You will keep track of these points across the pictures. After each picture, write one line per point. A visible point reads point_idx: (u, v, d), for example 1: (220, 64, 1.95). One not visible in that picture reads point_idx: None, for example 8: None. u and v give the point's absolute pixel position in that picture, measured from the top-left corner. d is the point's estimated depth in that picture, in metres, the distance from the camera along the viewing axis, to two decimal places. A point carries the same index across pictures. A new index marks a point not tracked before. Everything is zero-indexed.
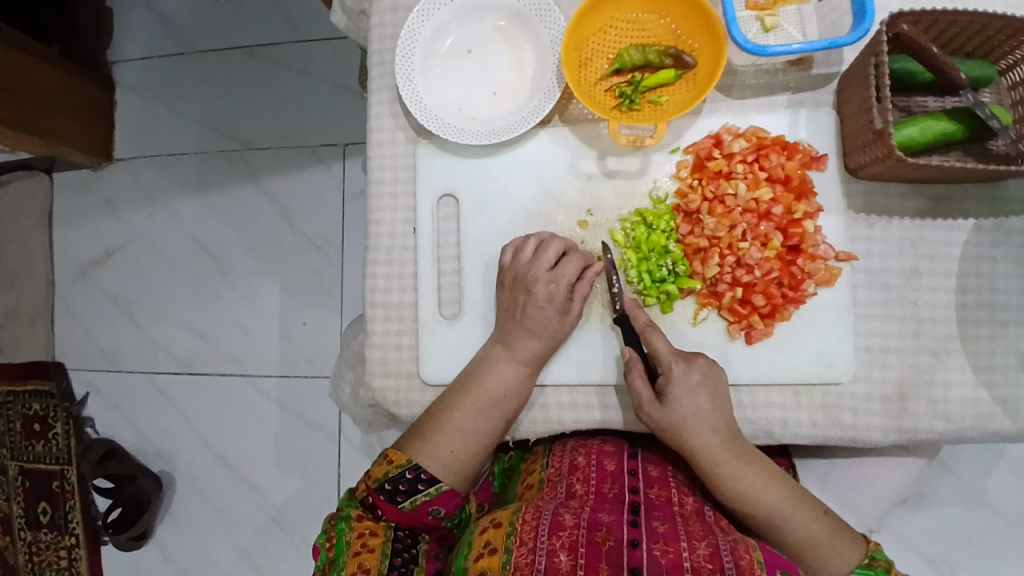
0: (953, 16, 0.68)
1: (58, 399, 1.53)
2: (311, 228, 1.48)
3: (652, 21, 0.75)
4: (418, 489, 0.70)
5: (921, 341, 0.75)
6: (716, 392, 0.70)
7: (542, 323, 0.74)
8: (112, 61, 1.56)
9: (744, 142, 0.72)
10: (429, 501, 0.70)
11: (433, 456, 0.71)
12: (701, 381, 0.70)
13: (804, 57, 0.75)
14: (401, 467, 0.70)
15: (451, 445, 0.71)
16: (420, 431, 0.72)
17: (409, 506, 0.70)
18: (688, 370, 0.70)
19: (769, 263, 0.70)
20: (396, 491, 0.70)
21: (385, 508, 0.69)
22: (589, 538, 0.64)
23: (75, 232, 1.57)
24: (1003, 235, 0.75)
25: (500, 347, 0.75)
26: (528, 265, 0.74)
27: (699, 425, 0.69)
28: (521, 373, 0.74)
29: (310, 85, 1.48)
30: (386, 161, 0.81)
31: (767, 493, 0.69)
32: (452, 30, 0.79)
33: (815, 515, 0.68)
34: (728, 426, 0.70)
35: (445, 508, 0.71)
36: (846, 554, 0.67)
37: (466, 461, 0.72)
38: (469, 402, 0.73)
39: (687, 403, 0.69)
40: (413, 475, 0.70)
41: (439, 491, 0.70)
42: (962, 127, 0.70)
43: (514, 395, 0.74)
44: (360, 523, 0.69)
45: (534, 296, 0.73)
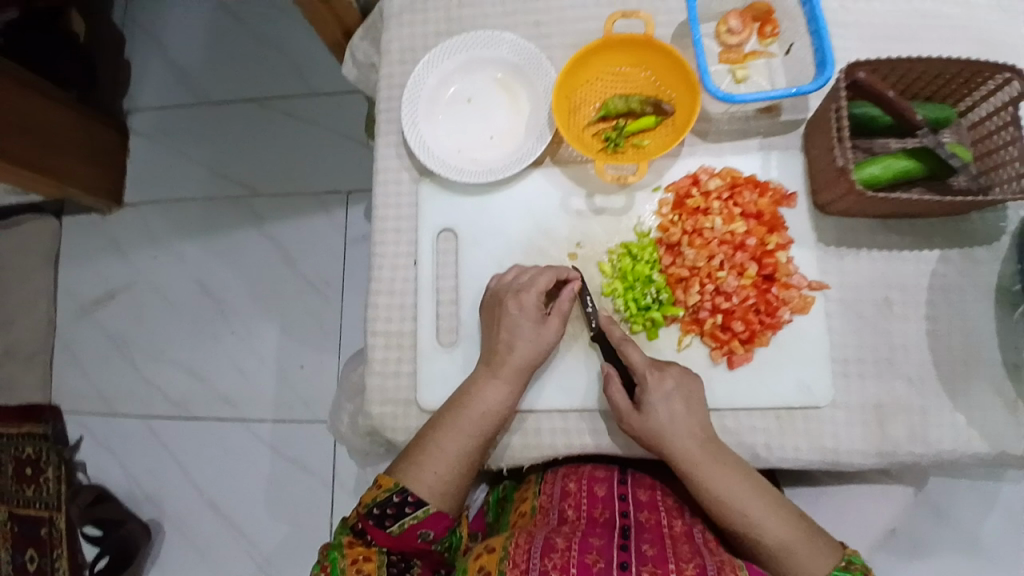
0: (908, 64, 0.76)
1: (51, 441, 1.54)
2: (314, 270, 1.53)
3: (635, 74, 0.83)
4: (406, 513, 0.73)
5: (897, 368, 0.79)
6: (692, 401, 0.74)
7: (523, 341, 0.76)
8: (129, 111, 1.65)
9: (719, 180, 0.79)
10: (416, 523, 0.73)
11: (420, 480, 0.73)
12: (677, 391, 0.73)
13: (774, 105, 0.83)
14: (389, 490, 0.73)
15: (436, 467, 0.74)
16: (409, 454, 0.76)
17: (397, 530, 0.73)
18: (663, 379, 0.73)
19: (745, 290, 0.75)
20: (384, 515, 0.73)
21: (375, 533, 0.73)
22: (579, 560, 0.66)
23: (81, 274, 1.61)
24: (971, 267, 0.80)
25: (484, 367, 0.78)
26: (506, 285, 0.79)
27: (676, 432, 0.72)
28: (506, 391, 0.76)
29: (318, 135, 1.57)
30: (389, 198, 0.87)
31: (745, 500, 0.70)
32: (454, 81, 0.86)
33: (791, 520, 0.71)
34: (705, 434, 0.73)
35: (434, 530, 0.74)
36: (820, 561, 0.69)
37: (451, 483, 0.75)
38: (455, 425, 0.75)
39: (662, 411, 0.72)
40: (400, 498, 0.73)
41: (427, 514, 0.73)
42: (922, 165, 0.77)
43: (497, 414, 0.76)
44: (353, 549, 0.72)
45: (508, 319, 0.77)
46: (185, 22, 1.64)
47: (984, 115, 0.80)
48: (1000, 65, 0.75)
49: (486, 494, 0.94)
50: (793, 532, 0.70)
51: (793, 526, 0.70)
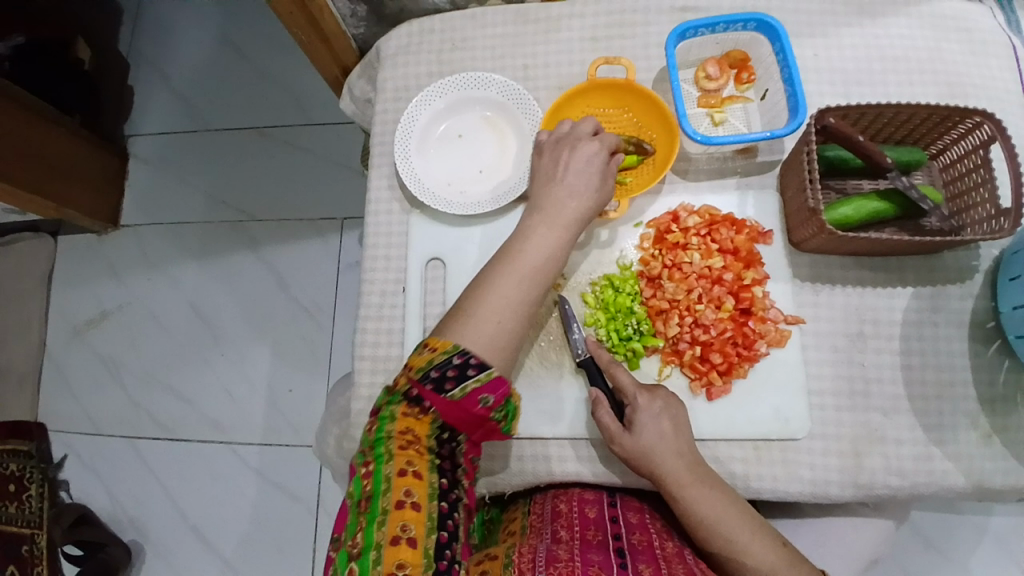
0: (877, 110, 0.81)
1: (36, 460, 1.52)
2: (307, 294, 1.55)
3: (618, 115, 0.87)
4: (468, 375, 0.63)
5: (870, 401, 0.81)
6: (679, 422, 0.75)
7: (580, 185, 0.77)
8: (129, 136, 1.68)
9: (698, 218, 0.82)
10: (479, 388, 0.63)
11: (480, 330, 0.66)
12: (666, 410, 0.75)
13: (750, 146, 0.87)
14: (448, 352, 0.64)
15: (499, 315, 0.68)
16: (461, 312, 0.68)
17: (458, 395, 0.63)
18: (650, 400, 0.75)
19: (722, 323, 0.78)
20: (445, 377, 0.63)
21: (433, 399, 0.62)
22: (583, 570, 0.67)
23: (75, 294, 1.63)
24: (942, 302, 0.84)
25: (539, 215, 0.76)
26: (567, 133, 0.80)
27: (665, 450, 0.73)
28: (560, 240, 0.75)
29: (315, 163, 1.61)
30: (381, 227, 0.90)
31: (730, 522, 0.71)
32: (446, 118, 0.90)
33: (776, 545, 0.70)
34: (692, 454, 0.74)
35: (494, 396, 0.64)
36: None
37: (510, 336, 0.68)
38: (513, 272, 0.71)
39: (651, 429, 0.74)
40: (461, 360, 0.63)
41: (489, 377, 0.63)
42: (894, 207, 0.81)
43: (552, 259, 0.74)
44: (405, 420, 0.62)
45: (571, 161, 0.78)
46: (189, 52, 1.70)
47: (956, 155, 0.84)
48: (970, 111, 0.78)
49: None
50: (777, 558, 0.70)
51: (777, 551, 0.70)
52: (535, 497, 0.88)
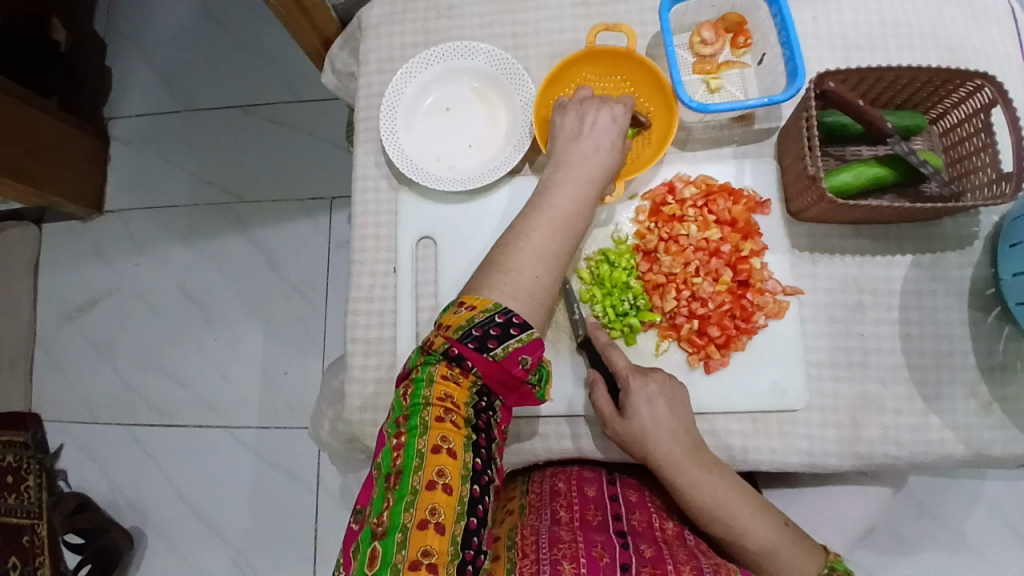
0: (877, 74, 0.78)
1: (32, 449, 1.51)
2: (298, 277, 1.53)
3: (611, 85, 0.84)
4: (510, 334, 0.60)
5: (869, 371, 0.80)
6: (676, 402, 0.74)
7: (606, 138, 0.76)
8: (110, 118, 1.64)
9: (694, 189, 0.80)
10: (519, 348, 0.61)
11: (518, 285, 0.65)
12: (662, 390, 0.73)
13: (747, 114, 0.84)
14: (488, 311, 0.61)
15: (533, 270, 0.67)
16: (496, 264, 0.67)
17: (501, 355, 0.60)
18: (644, 380, 0.73)
19: (720, 296, 0.76)
20: (486, 337, 0.60)
21: (475, 360, 0.59)
22: (587, 551, 0.67)
23: (63, 280, 1.60)
24: (942, 270, 0.82)
25: (565, 171, 0.75)
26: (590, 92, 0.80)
27: (661, 432, 0.72)
28: (589, 194, 0.73)
29: (302, 141, 1.57)
30: (369, 206, 0.88)
31: (729, 501, 0.70)
32: (433, 90, 0.87)
33: (775, 525, 0.69)
34: (690, 434, 0.73)
35: (533, 358, 0.62)
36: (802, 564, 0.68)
37: (545, 292, 0.67)
38: (546, 223, 0.70)
39: (646, 410, 0.72)
40: (503, 319, 0.61)
41: (531, 337, 0.61)
42: (893, 172, 0.79)
43: (582, 216, 0.73)
44: (443, 385, 0.59)
45: (597, 114, 0.77)
46: (167, 29, 1.64)
47: (955, 121, 0.83)
48: (971, 74, 0.76)
49: None
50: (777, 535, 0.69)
51: (777, 530, 0.69)
52: (532, 475, 0.87)
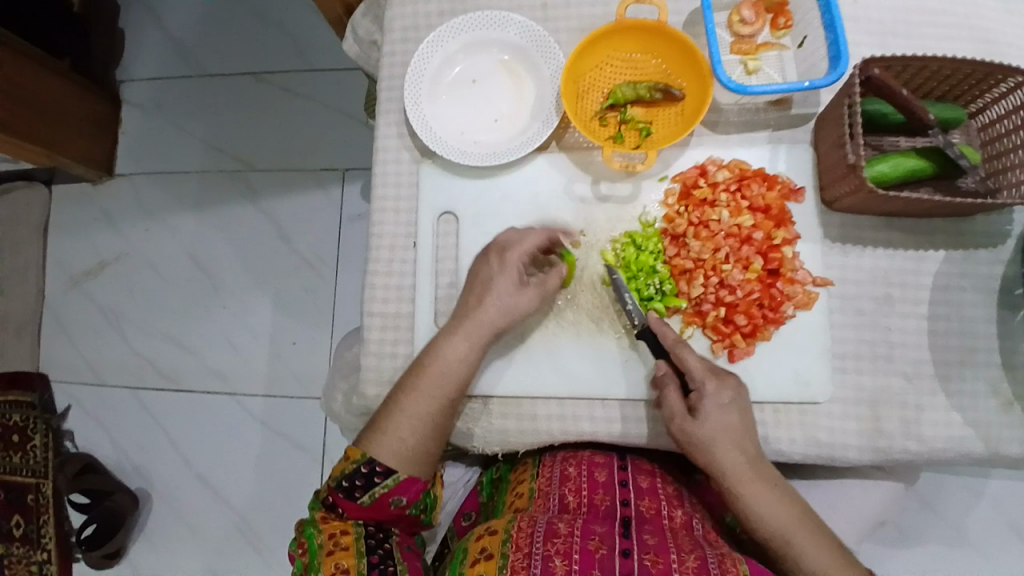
0: (922, 62, 0.75)
1: (38, 411, 1.52)
2: (308, 249, 1.51)
3: (645, 61, 0.81)
4: (375, 482, 0.72)
5: (894, 365, 0.78)
6: (745, 410, 0.71)
7: (502, 305, 0.75)
8: (122, 80, 1.61)
9: (728, 172, 0.77)
10: (388, 492, 0.73)
11: (392, 450, 0.72)
12: (733, 397, 0.71)
13: (784, 98, 0.81)
14: (356, 462, 0.72)
15: (400, 431, 0.73)
16: (375, 424, 0.74)
17: (368, 500, 0.73)
18: (716, 385, 0.70)
19: (749, 284, 0.75)
20: (353, 487, 0.72)
21: (346, 506, 0.73)
22: (582, 545, 0.68)
23: (71, 244, 1.59)
24: (972, 266, 0.80)
25: (449, 323, 0.76)
26: (501, 245, 0.77)
27: (729, 440, 0.69)
28: (469, 350, 0.74)
29: (314, 111, 1.54)
30: (389, 177, 0.85)
31: (791, 520, 0.68)
32: (460, 60, 0.84)
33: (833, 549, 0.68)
34: (756, 444, 0.71)
35: (406, 496, 0.74)
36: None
37: (419, 447, 0.73)
38: (420, 387, 0.73)
39: (716, 417, 0.69)
40: (368, 469, 0.72)
41: (397, 482, 0.73)
42: (931, 165, 0.76)
43: (461, 373, 0.74)
44: (329, 526, 0.73)
45: (496, 280, 0.75)
46: None
47: (994, 117, 0.79)
48: (1014, 68, 0.73)
49: (478, 475, 0.94)
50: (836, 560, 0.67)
51: (837, 555, 0.68)
52: (544, 458, 0.85)
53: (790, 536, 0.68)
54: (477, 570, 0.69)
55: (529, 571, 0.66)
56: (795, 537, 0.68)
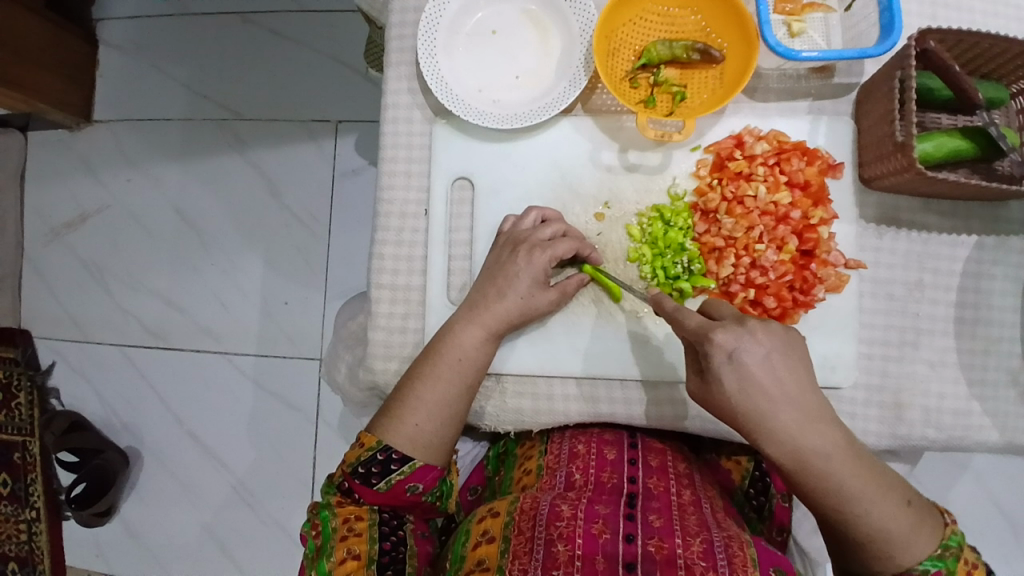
0: (977, 37, 0.69)
1: (22, 366, 1.47)
2: (301, 206, 1.44)
3: (683, 17, 0.75)
4: (392, 469, 0.70)
5: (919, 352, 0.76)
6: (775, 361, 0.58)
7: (515, 287, 0.72)
8: (98, 16, 1.49)
9: (766, 145, 0.72)
10: (405, 479, 0.71)
11: (406, 436, 0.70)
12: (753, 349, 0.58)
13: (827, 65, 0.76)
14: (372, 449, 0.70)
15: (416, 418, 0.70)
16: (388, 410, 0.72)
17: (385, 486, 0.71)
18: (730, 338, 0.58)
19: (783, 266, 0.71)
20: (370, 473, 0.70)
21: (362, 491, 0.71)
22: (585, 529, 0.66)
23: (50, 194, 1.50)
24: (1002, 254, 0.77)
25: (462, 311, 0.73)
26: (524, 233, 0.74)
27: (751, 403, 0.58)
28: (486, 338, 0.72)
29: (308, 58, 1.44)
30: (400, 138, 0.79)
31: (844, 480, 0.59)
32: (480, 8, 0.77)
33: (894, 505, 0.60)
34: (796, 400, 0.58)
35: (423, 483, 0.71)
36: (919, 547, 0.60)
37: (434, 433, 0.71)
38: (433, 372, 0.71)
39: (733, 376, 0.58)
40: (384, 456, 0.70)
41: (413, 469, 0.70)
42: (975, 147, 0.71)
43: (476, 360, 0.72)
44: (344, 510, 0.71)
45: (513, 258, 0.73)
46: None
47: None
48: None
49: (485, 450, 0.92)
50: (899, 519, 0.60)
51: (900, 513, 0.60)
52: (552, 435, 0.83)
53: (845, 496, 0.59)
54: (479, 553, 0.68)
55: (531, 556, 0.65)
56: (852, 500, 0.59)
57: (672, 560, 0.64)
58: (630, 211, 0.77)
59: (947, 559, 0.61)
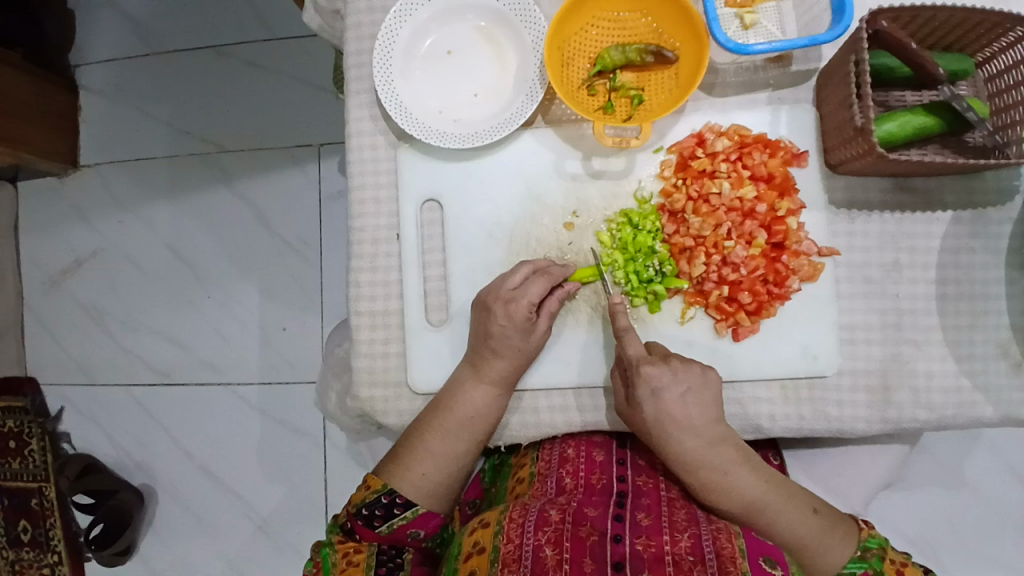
0: (933, 11, 0.67)
1: (32, 415, 1.49)
2: (289, 233, 1.45)
3: (634, 20, 0.75)
4: (395, 514, 0.72)
5: (903, 333, 0.75)
6: (689, 396, 0.69)
7: (506, 341, 0.72)
8: (76, 63, 1.51)
9: (727, 141, 0.72)
10: (406, 524, 0.73)
11: (410, 481, 0.72)
12: (672, 385, 0.68)
13: (784, 54, 0.76)
14: (377, 492, 0.72)
15: (423, 466, 0.72)
16: (395, 455, 0.74)
17: (387, 529, 0.73)
18: (654, 374, 0.68)
19: (754, 261, 0.71)
20: (373, 516, 0.72)
21: (364, 531, 0.72)
22: (573, 533, 0.65)
23: (44, 242, 1.52)
24: (981, 227, 0.76)
25: (468, 368, 0.74)
26: (495, 286, 0.73)
27: (667, 427, 0.69)
28: (491, 394, 0.74)
29: (283, 85, 1.45)
30: (366, 164, 0.80)
31: (747, 493, 0.69)
32: (432, 30, 0.77)
33: (805, 514, 0.69)
34: (704, 430, 0.69)
35: (424, 530, 0.74)
36: (835, 552, 0.69)
37: (440, 482, 0.73)
38: (440, 424, 0.73)
39: (651, 407, 0.69)
40: (389, 499, 0.72)
41: (416, 514, 0.73)
42: (940, 121, 0.70)
43: (483, 416, 0.74)
44: (344, 546, 0.72)
45: (494, 316, 0.71)
46: None
47: (1001, 68, 0.71)
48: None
49: (483, 463, 0.92)
50: (810, 527, 0.69)
51: (805, 520, 0.69)
52: (543, 443, 0.83)
53: (751, 507, 0.69)
54: (470, 564, 0.67)
55: (520, 562, 0.64)
56: (758, 511, 0.69)
57: (661, 558, 0.63)
58: (595, 219, 0.77)
59: (870, 560, 0.69)
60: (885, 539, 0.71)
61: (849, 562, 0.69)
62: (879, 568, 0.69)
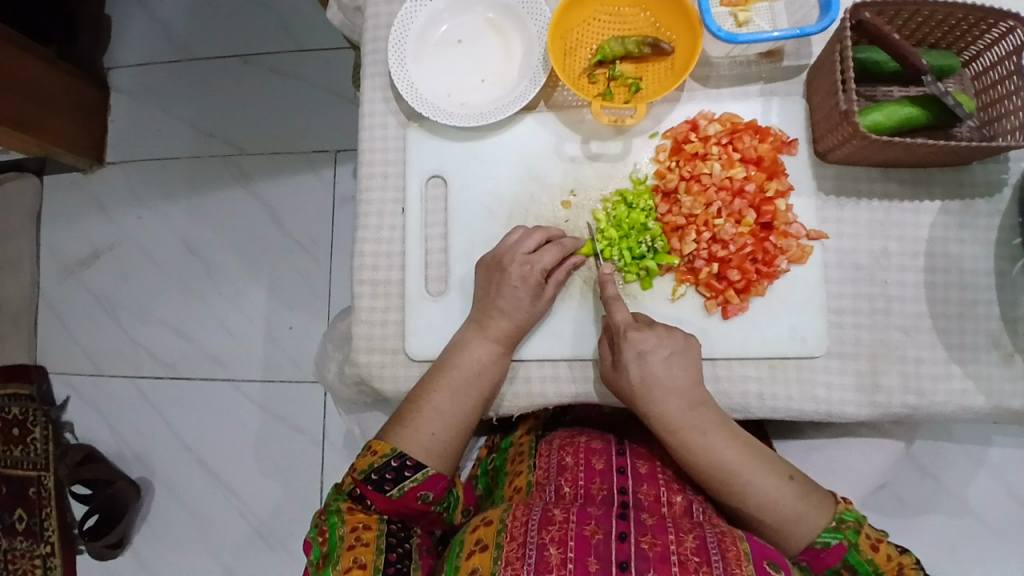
0: (916, 7, 0.71)
1: (37, 402, 1.51)
2: (301, 231, 1.50)
3: (633, 15, 0.80)
4: (405, 476, 0.73)
5: (892, 319, 0.77)
6: (671, 358, 0.72)
7: (514, 304, 0.75)
8: (109, 65, 1.59)
9: (719, 126, 0.76)
10: (416, 486, 0.74)
11: (415, 441, 0.73)
12: (656, 348, 0.71)
13: (775, 49, 0.80)
14: (386, 455, 0.73)
15: (432, 427, 0.74)
16: (400, 418, 0.75)
17: (397, 494, 0.73)
18: (640, 337, 0.71)
19: (742, 238, 0.74)
20: (383, 479, 0.73)
21: (374, 498, 0.73)
22: (577, 531, 0.67)
23: (64, 234, 1.58)
24: (969, 217, 0.78)
25: (474, 329, 0.77)
26: (508, 248, 0.76)
27: (651, 389, 0.71)
28: (497, 353, 0.76)
29: (303, 90, 1.52)
30: (377, 144, 0.84)
31: (725, 457, 0.70)
32: (445, 19, 0.82)
33: (782, 481, 0.70)
34: (686, 391, 0.71)
35: (433, 492, 0.75)
36: (813, 522, 0.70)
37: (447, 443, 0.75)
38: (446, 385, 0.75)
39: (636, 369, 0.71)
40: (398, 463, 0.73)
41: (426, 476, 0.73)
42: (926, 113, 0.73)
43: (488, 376, 0.76)
44: (352, 518, 0.73)
45: (508, 276, 0.74)
46: None
47: (987, 64, 0.74)
48: (1006, 12, 0.69)
49: (474, 472, 0.92)
50: (786, 495, 0.70)
51: (781, 486, 0.70)
52: (540, 449, 0.84)
53: (728, 472, 0.70)
54: (472, 562, 0.68)
55: (524, 561, 0.65)
56: (737, 477, 0.70)
57: (665, 558, 0.65)
58: (591, 199, 0.80)
59: (846, 531, 0.70)
60: (861, 515, 0.72)
61: (824, 531, 0.70)
62: (854, 540, 0.70)
